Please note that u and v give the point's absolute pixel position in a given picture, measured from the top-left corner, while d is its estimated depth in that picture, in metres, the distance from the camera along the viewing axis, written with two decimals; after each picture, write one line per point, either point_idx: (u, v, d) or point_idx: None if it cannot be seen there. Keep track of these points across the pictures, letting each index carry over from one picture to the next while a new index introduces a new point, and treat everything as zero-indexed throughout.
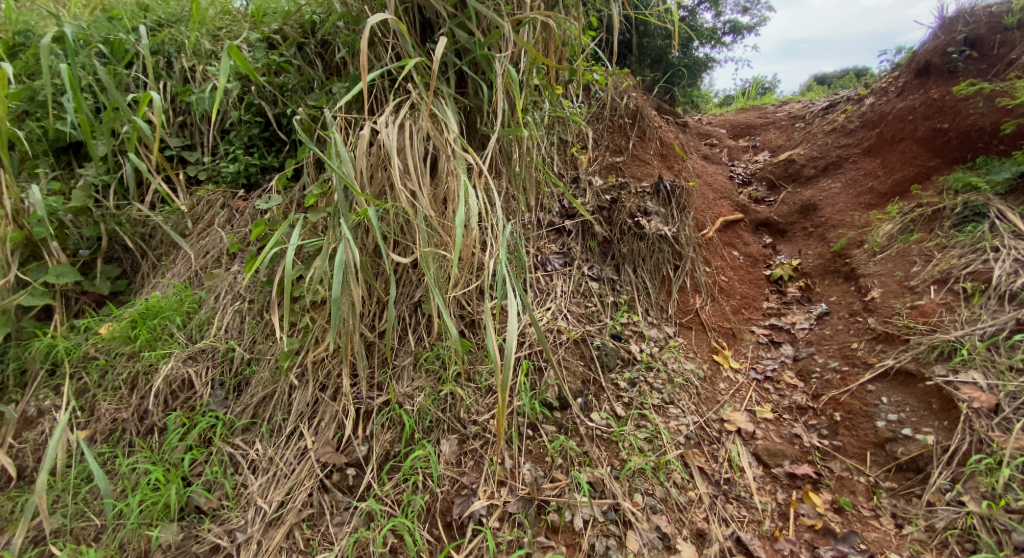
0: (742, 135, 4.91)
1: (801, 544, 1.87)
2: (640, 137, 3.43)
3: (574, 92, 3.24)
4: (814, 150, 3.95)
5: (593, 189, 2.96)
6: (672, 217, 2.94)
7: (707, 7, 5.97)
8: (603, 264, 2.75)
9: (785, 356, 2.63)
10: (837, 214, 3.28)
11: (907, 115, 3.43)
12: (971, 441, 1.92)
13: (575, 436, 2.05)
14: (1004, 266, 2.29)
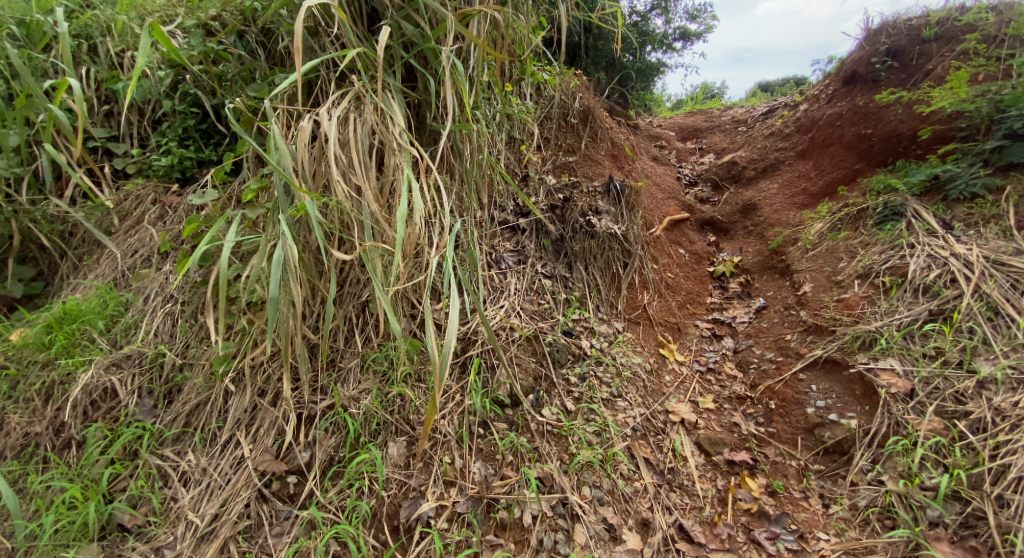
0: (689, 137, 5.10)
1: (738, 527, 1.96)
2: (592, 138, 3.49)
3: (528, 91, 3.25)
4: (754, 153, 4.15)
5: (546, 188, 2.99)
6: (621, 216, 3.01)
7: (658, 13, 6.13)
8: (556, 262, 2.78)
9: (726, 349, 2.76)
10: (774, 214, 3.46)
11: (835, 121, 3.65)
12: (888, 423, 2.06)
13: (526, 433, 2.06)
14: (919, 261, 2.46)
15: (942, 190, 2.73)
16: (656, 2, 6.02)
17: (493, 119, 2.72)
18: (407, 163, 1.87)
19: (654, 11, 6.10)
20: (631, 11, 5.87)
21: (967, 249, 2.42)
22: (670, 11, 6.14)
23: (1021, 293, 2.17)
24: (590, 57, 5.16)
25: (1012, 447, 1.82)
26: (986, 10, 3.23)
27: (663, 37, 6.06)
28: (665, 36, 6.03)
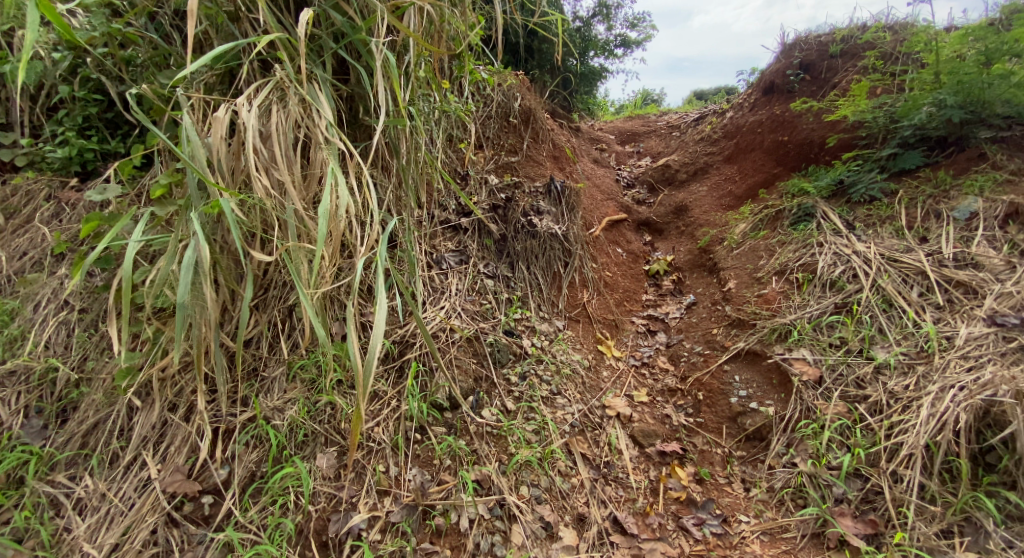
0: (627, 141, 5.26)
1: (668, 516, 2.04)
2: (533, 139, 3.53)
3: (470, 90, 3.23)
4: (685, 157, 4.35)
5: (489, 188, 2.99)
6: (562, 216, 3.05)
7: (599, 19, 6.30)
8: (498, 262, 2.77)
9: (659, 343, 2.87)
10: (703, 215, 3.64)
11: (757, 128, 3.91)
12: (800, 408, 2.20)
13: (465, 436, 2.03)
14: (826, 258, 2.66)
15: (846, 193, 2.98)
16: (597, 9, 6.19)
17: (433, 117, 2.68)
18: (333, 159, 1.79)
19: (596, 18, 6.27)
20: (574, 17, 6.00)
21: (867, 246, 2.63)
22: (610, 18, 6.32)
23: (911, 286, 2.38)
24: (534, 59, 5.22)
25: (903, 426, 1.97)
26: (883, 29, 3.54)
27: (605, 44, 6.23)
28: (607, 43, 6.22)
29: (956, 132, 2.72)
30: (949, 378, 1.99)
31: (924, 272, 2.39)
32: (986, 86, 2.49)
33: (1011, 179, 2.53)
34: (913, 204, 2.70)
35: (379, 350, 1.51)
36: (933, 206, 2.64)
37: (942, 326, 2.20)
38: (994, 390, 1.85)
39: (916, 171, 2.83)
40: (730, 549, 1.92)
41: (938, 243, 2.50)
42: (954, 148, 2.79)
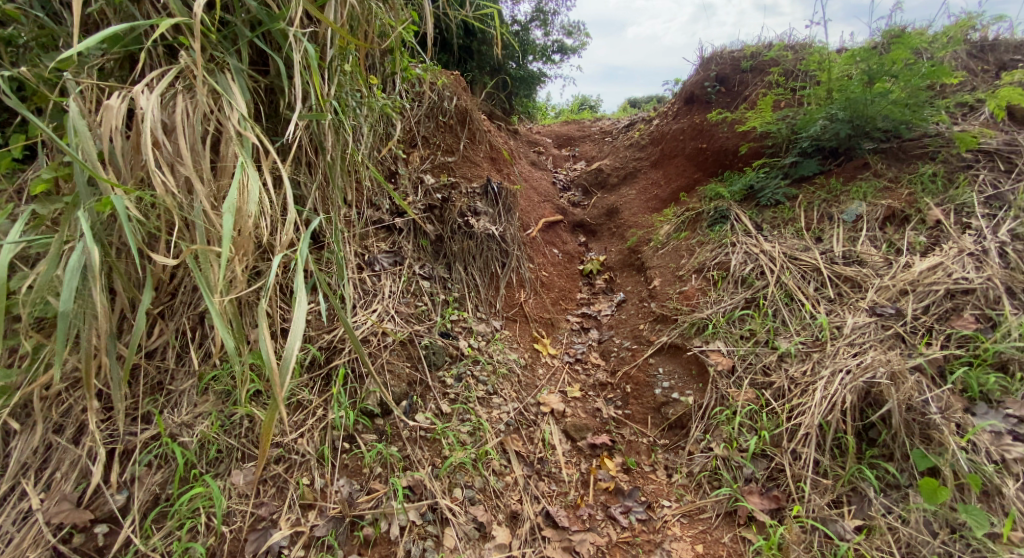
0: (564, 144, 5.37)
1: (598, 507, 2.11)
2: (470, 139, 3.54)
3: (405, 90, 3.19)
4: (616, 162, 4.54)
5: (424, 187, 2.95)
6: (499, 217, 3.10)
7: (537, 24, 6.45)
8: (434, 263, 2.75)
9: (592, 339, 2.97)
10: (632, 217, 3.81)
11: (679, 136, 4.14)
12: (715, 396, 2.35)
13: (397, 442, 1.99)
14: (738, 257, 2.87)
15: (755, 197, 3.22)
16: (535, 14, 6.32)
17: (361, 113, 2.59)
18: (244, 153, 1.68)
19: (534, 23, 6.40)
20: (512, 20, 6.10)
21: (772, 246, 2.86)
22: (547, 24, 6.48)
23: (809, 281, 2.61)
24: (474, 60, 5.28)
25: (802, 408, 2.13)
26: (786, 47, 3.87)
27: (542, 49, 6.40)
28: (544, 48, 6.39)
29: (845, 143, 3.03)
30: (838, 363, 2.18)
31: (819, 268, 2.63)
32: (868, 103, 2.78)
33: (889, 186, 2.85)
34: (811, 205, 2.98)
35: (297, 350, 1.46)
36: (826, 209, 2.92)
37: (833, 316, 2.41)
38: (873, 372, 2.05)
39: (813, 177, 3.12)
40: (654, 534, 2.02)
41: (831, 242, 2.76)
42: (844, 158, 3.11)
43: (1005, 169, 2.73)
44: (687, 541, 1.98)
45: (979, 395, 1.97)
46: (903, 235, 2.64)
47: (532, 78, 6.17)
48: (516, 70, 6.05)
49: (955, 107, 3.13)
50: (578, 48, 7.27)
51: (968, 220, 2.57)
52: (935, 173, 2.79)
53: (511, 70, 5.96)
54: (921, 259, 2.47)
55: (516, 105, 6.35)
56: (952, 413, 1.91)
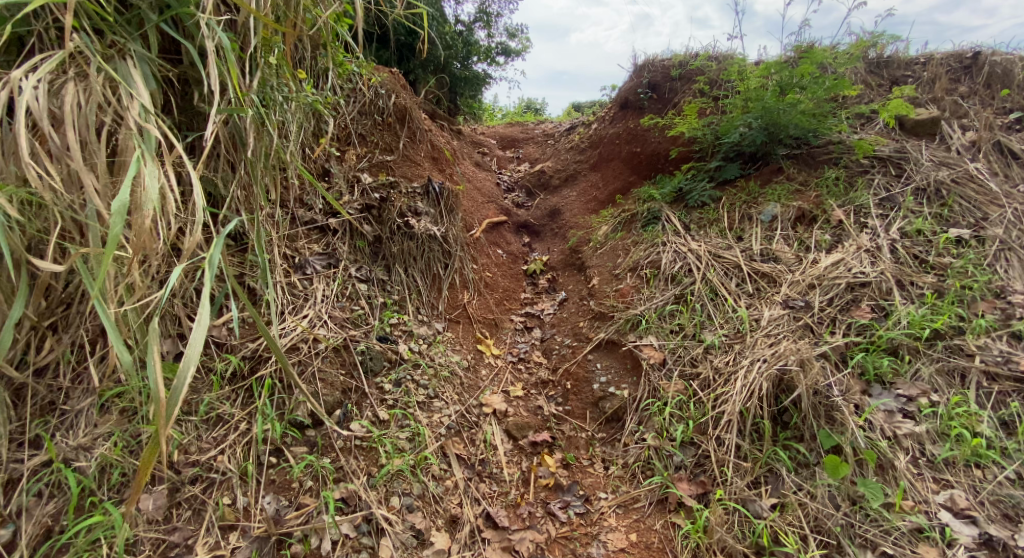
0: (508, 146, 5.40)
1: (538, 504, 2.13)
2: (410, 138, 3.48)
3: (340, 86, 3.09)
4: (558, 164, 4.63)
5: (361, 186, 2.86)
6: (441, 218, 3.07)
7: (480, 26, 6.46)
8: (372, 264, 2.68)
9: (535, 338, 3.01)
10: (573, 218, 3.90)
11: (615, 140, 4.27)
12: (648, 389, 2.44)
13: (330, 453, 1.92)
14: (668, 255, 2.99)
15: (685, 199, 3.38)
16: (478, 15, 6.32)
17: (288, 109, 2.47)
18: (143, 145, 1.56)
19: (477, 23, 6.40)
20: (455, 20, 6.07)
21: (699, 244, 3.01)
22: (490, 26, 6.52)
23: (731, 277, 2.76)
24: (417, 59, 5.30)
25: (725, 396, 2.24)
26: (710, 58, 4.08)
27: (486, 50, 6.44)
28: (488, 50, 6.44)
29: (762, 149, 3.24)
30: (756, 352, 2.32)
31: (739, 265, 2.79)
32: (779, 112, 2.98)
33: (800, 189, 3.07)
34: (733, 206, 3.16)
35: (192, 373, 1.26)
36: (746, 210, 3.11)
37: (752, 310, 2.56)
38: (784, 360, 2.20)
39: (735, 180, 3.31)
40: (591, 526, 2.07)
41: (751, 241, 2.93)
42: (761, 163, 3.33)
43: (895, 173, 3.02)
44: (623, 531, 2.04)
45: (875, 377, 2.16)
46: (811, 233, 2.85)
47: (476, 78, 6.17)
48: (459, 70, 6.03)
49: (854, 117, 3.42)
50: (521, 51, 7.34)
51: (865, 219, 2.82)
52: (838, 177, 3.04)
53: (454, 69, 5.93)
54: (827, 255, 2.69)
55: (460, 106, 6.34)
56: (851, 395, 2.09)
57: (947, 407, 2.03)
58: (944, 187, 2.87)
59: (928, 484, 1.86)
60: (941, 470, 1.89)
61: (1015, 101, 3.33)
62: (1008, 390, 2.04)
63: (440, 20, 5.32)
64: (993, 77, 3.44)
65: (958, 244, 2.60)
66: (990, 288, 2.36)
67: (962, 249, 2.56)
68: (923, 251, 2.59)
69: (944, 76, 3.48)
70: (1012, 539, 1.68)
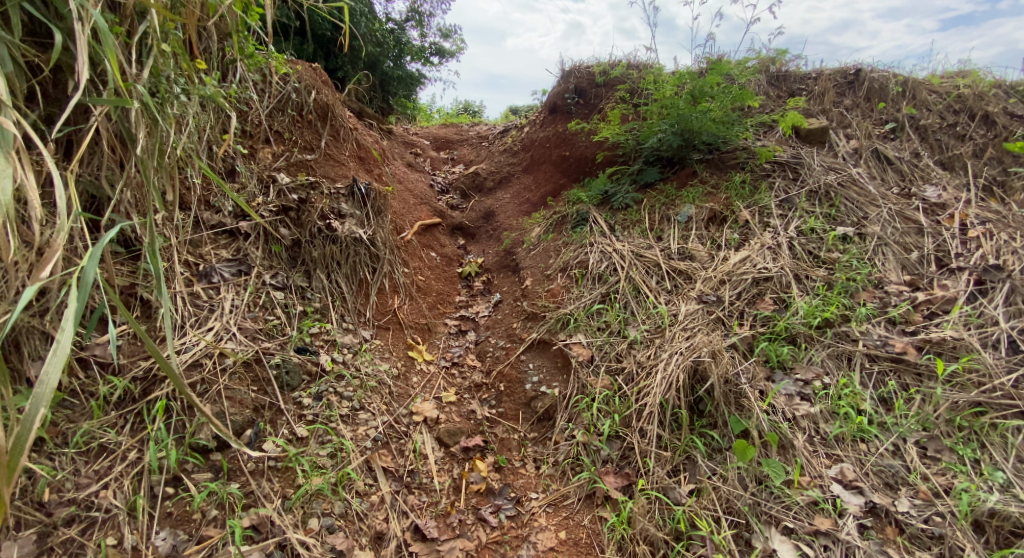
0: (442, 147, 5.32)
1: (469, 511, 2.10)
2: (333, 137, 3.34)
3: (252, 80, 2.89)
4: (492, 166, 4.63)
5: (277, 187, 2.69)
6: (366, 220, 2.96)
7: (412, 25, 6.37)
8: (289, 271, 2.53)
9: (469, 342, 2.98)
10: (507, 220, 3.93)
11: (546, 143, 4.33)
12: (577, 386, 2.47)
13: (238, 477, 1.80)
14: (595, 255, 3.07)
15: (610, 201, 3.50)
16: (410, 14, 6.23)
17: (189, 102, 2.27)
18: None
19: (409, 22, 6.30)
20: (386, 18, 5.95)
21: (622, 244, 3.11)
22: (422, 25, 6.45)
23: (652, 275, 2.87)
24: (347, 56, 5.25)
25: (647, 389, 2.32)
26: (631, 66, 4.23)
27: (418, 50, 6.37)
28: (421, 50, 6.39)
29: (677, 154, 3.42)
30: (674, 346, 2.43)
31: (659, 264, 2.92)
32: (692, 119, 3.15)
33: (711, 191, 3.26)
34: (654, 208, 3.30)
35: (43, 411, 1.10)
36: (664, 211, 3.26)
37: (670, 306, 2.68)
38: (697, 351, 2.32)
39: (655, 184, 3.47)
40: (522, 529, 2.06)
41: (669, 240, 3.08)
42: (678, 166, 3.51)
43: (793, 177, 3.29)
44: (552, 530, 2.05)
45: (777, 364, 2.34)
46: (722, 232, 3.04)
47: (409, 78, 6.09)
48: (390, 69, 5.91)
49: (757, 125, 3.69)
50: (455, 53, 7.32)
51: (767, 219, 3.05)
52: (744, 180, 3.26)
53: (385, 68, 5.79)
54: (735, 253, 2.88)
55: (392, 105, 6.21)
56: (756, 381, 2.24)
57: (837, 388, 2.22)
58: (832, 190, 3.15)
59: (821, 460, 2.02)
60: (833, 446, 2.06)
61: (890, 113, 3.73)
62: (886, 370, 2.26)
63: (369, 17, 5.18)
64: (872, 91, 3.84)
65: (844, 241, 2.87)
66: (871, 280, 2.63)
67: (847, 245, 2.83)
68: (816, 248, 2.84)
69: (832, 90, 3.84)
70: (892, 505, 1.86)
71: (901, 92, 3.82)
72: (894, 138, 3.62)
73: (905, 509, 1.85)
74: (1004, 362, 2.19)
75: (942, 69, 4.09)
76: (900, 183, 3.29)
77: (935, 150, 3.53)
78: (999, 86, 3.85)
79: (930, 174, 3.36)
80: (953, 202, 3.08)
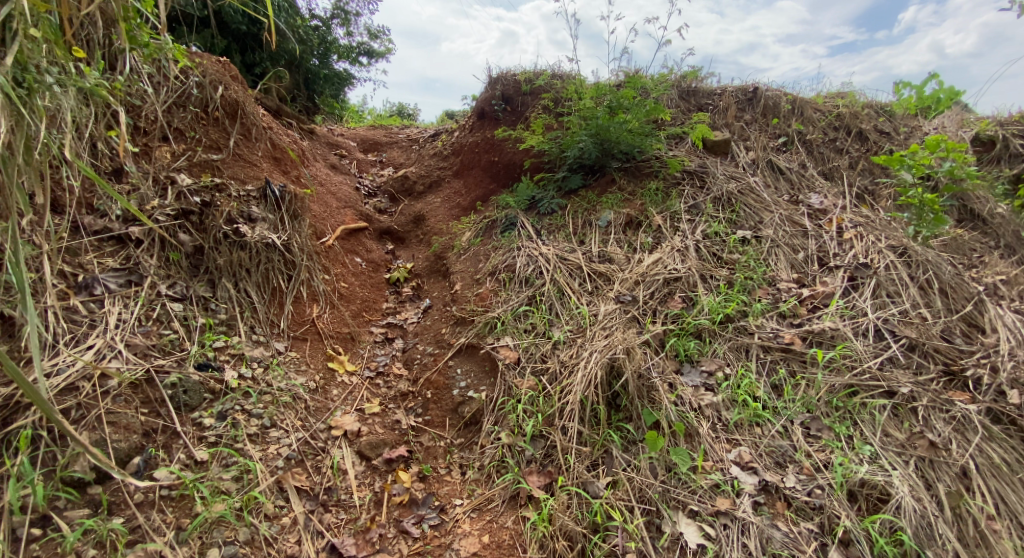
0: (369, 149, 5.17)
1: (390, 524, 2.04)
2: (244, 136, 3.14)
3: (146, 72, 2.65)
4: (421, 170, 4.55)
5: (176, 189, 2.49)
6: (280, 225, 2.80)
7: (338, 23, 6.14)
8: (189, 280, 2.34)
9: (396, 350, 2.90)
10: (437, 224, 3.88)
11: (474, 148, 4.32)
12: (503, 388, 2.49)
13: (123, 511, 1.65)
14: (522, 259, 3.12)
15: (535, 206, 3.57)
16: (335, 11, 6.00)
17: (64, 95, 2.05)
18: None
19: (335, 20, 6.08)
20: (311, 14, 5.70)
21: (546, 248, 3.18)
22: (349, 24, 6.24)
23: (575, 277, 2.96)
24: (265, 52, 5.08)
25: (569, 387, 2.38)
26: (555, 74, 4.31)
27: (345, 49, 6.17)
28: (348, 49, 6.20)
29: (597, 162, 3.55)
30: (594, 345, 2.50)
31: (581, 266, 3.01)
32: (611, 129, 3.28)
33: (628, 198, 3.42)
34: (576, 213, 3.41)
35: None
36: (586, 216, 3.37)
37: (591, 306, 2.77)
38: (613, 349, 2.41)
39: (578, 190, 3.58)
40: (445, 537, 2.03)
41: (591, 244, 3.19)
42: (598, 174, 3.65)
43: (700, 185, 3.52)
44: (475, 535, 2.03)
45: (685, 357, 2.49)
46: (637, 236, 3.19)
47: (336, 78, 5.90)
48: (315, 67, 5.68)
49: (669, 136, 3.92)
50: (384, 53, 7.16)
51: (677, 223, 3.24)
52: (657, 188, 3.45)
53: (308, 66, 5.56)
54: (649, 256, 3.03)
55: (318, 105, 5.98)
56: (666, 374, 2.38)
57: (737, 378, 2.40)
58: (733, 197, 3.42)
59: (722, 445, 2.17)
60: (733, 431, 2.22)
61: (782, 128, 4.11)
62: (777, 359, 2.47)
63: (290, 12, 4.95)
64: (767, 107, 4.20)
65: (744, 243, 3.12)
66: (765, 278, 2.87)
67: (746, 247, 3.08)
68: (718, 249, 3.06)
69: (734, 105, 4.16)
70: (781, 482, 2.04)
71: (791, 109, 4.22)
72: (786, 150, 3.99)
73: (792, 484, 2.03)
74: (871, 348, 2.48)
75: (826, 90, 4.56)
76: (790, 191, 3.63)
77: (819, 162, 3.94)
78: (870, 106, 4.38)
79: (814, 183, 3.73)
80: (832, 208, 3.44)
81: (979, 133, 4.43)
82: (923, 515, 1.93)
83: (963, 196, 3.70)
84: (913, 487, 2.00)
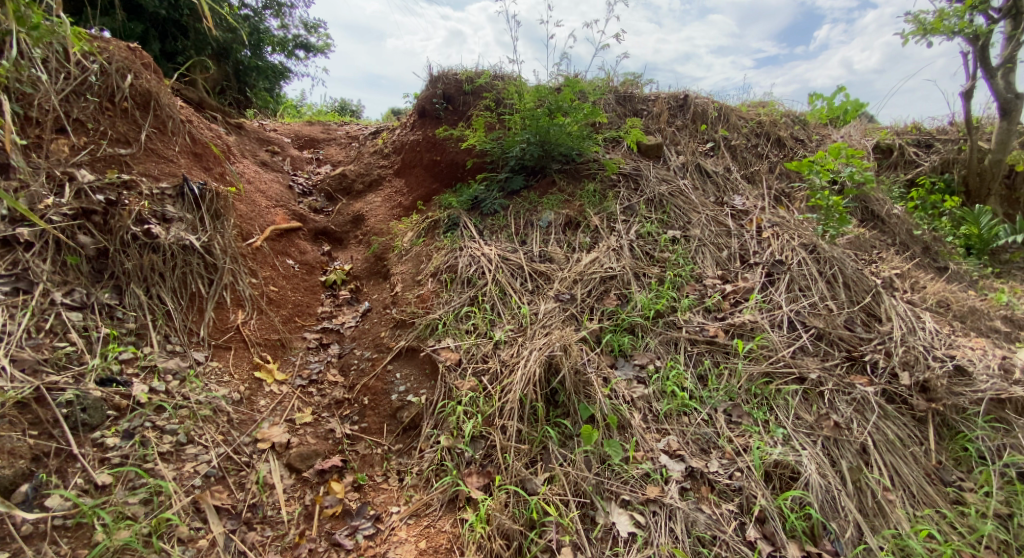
0: (306, 145, 4.94)
1: (321, 538, 1.96)
2: (158, 130, 2.90)
3: (38, 56, 2.40)
4: (360, 168, 4.39)
5: (75, 186, 2.26)
6: (199, 225, 2.61)
7: (271, 14, 5.84)
8: (91, 287, 2.14)
9: (331, 355, 2.78)
10: (377, 224, 3.75)
11: (415, 147, 4.22)
12: (444, 391, 2.45)
13: (7, 545, 1.51)
14: (464, 259, 3.08)
15: (475, 206, 3.54)
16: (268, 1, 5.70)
17: None
18: None
19: (268, 10, 5.77)
20: (241, 2, 5.38)
21: (487, 248, 3.17)
22: (283, 15, 5.94)
23: (516, 277, 2.97)
24: (189, 39, 4.75)
25: (509, 386, 2.37)
26: (495, 75, 4.29)
27: (280, 40, 5.87)
28: (283, 41, 5.91)
29: (538, 163, 3.58)
30: (534, 343, 2.52)
31: (522, 266, 3.02)
32: (550, 131, 3.32)
33: (567, 199, 3.47)
34: (518, 213, 3.43)
35: None
36: (528, 216, 3.40)
37: (532, 306, 2.79)
38: (551, 347, 2.43)
39: (520, 191, 3.60)
40: (380, 546, 1.97)
41: (532, 244, 3.21)
42: (539, 175, 3.68)
43: (634, 187, 3.63)
44: (412, 542, 1.98)
45: (619, 352, 2.56)
46: (576, 236, 3.25)
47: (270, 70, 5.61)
48: (247, 58, 5.38)
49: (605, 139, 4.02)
50: (321, 48, 6.88)
51: (613, 224, 3.33)
52: (595, 189, 3.53)
53: (239, 57, 5.25)
54: (586, 255, 3.09)
55: (249, 98, 5.66)
56: (601, 369, 2.43)
57: (667, 371, 2.48)
58: (664, 198, 3.55)
59: (653, 435, 2.25)
60: (663, 422, 2.30)
61: (710, 134, 4.31)
62: (702, 351, 2.58)
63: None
64: (697, 114, 4.39)
65: (674, 242, 3.24)
66: (693, 275, 3.01)
67: (676, 246, 3.20)
68: (651, 248, 3.17)
69: (666, 111, 4.33)
70: (705, 467, 2.13)
71: (718, 116, 4.44)
72: (713, 155, 4.19)
73: (715, 469, 2.13)
74: (785, 339, 2.64)
75: (750, 99, 4.85)
76: (716, 193, 3.82)
77: (743, 166, 4.17)
78: (788, 115, 4.69)
79: (738, 185, 3.94)
80: (753, 209, 3.65)
81: (880, 142, 4.88)
82: (829, 490, 2.08)
83: (864, 198, 4.02)
84: (820, 465, 2.15)
